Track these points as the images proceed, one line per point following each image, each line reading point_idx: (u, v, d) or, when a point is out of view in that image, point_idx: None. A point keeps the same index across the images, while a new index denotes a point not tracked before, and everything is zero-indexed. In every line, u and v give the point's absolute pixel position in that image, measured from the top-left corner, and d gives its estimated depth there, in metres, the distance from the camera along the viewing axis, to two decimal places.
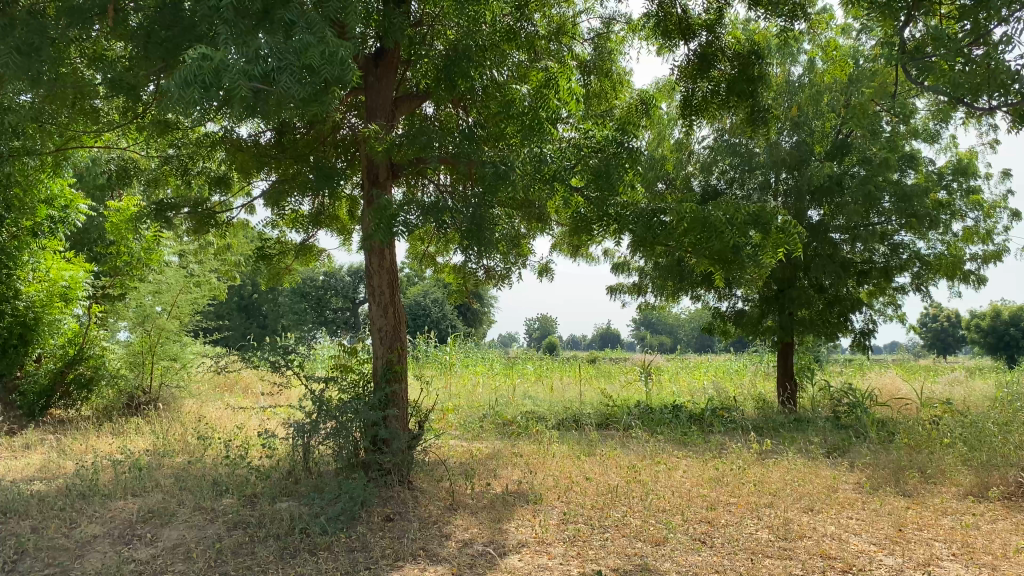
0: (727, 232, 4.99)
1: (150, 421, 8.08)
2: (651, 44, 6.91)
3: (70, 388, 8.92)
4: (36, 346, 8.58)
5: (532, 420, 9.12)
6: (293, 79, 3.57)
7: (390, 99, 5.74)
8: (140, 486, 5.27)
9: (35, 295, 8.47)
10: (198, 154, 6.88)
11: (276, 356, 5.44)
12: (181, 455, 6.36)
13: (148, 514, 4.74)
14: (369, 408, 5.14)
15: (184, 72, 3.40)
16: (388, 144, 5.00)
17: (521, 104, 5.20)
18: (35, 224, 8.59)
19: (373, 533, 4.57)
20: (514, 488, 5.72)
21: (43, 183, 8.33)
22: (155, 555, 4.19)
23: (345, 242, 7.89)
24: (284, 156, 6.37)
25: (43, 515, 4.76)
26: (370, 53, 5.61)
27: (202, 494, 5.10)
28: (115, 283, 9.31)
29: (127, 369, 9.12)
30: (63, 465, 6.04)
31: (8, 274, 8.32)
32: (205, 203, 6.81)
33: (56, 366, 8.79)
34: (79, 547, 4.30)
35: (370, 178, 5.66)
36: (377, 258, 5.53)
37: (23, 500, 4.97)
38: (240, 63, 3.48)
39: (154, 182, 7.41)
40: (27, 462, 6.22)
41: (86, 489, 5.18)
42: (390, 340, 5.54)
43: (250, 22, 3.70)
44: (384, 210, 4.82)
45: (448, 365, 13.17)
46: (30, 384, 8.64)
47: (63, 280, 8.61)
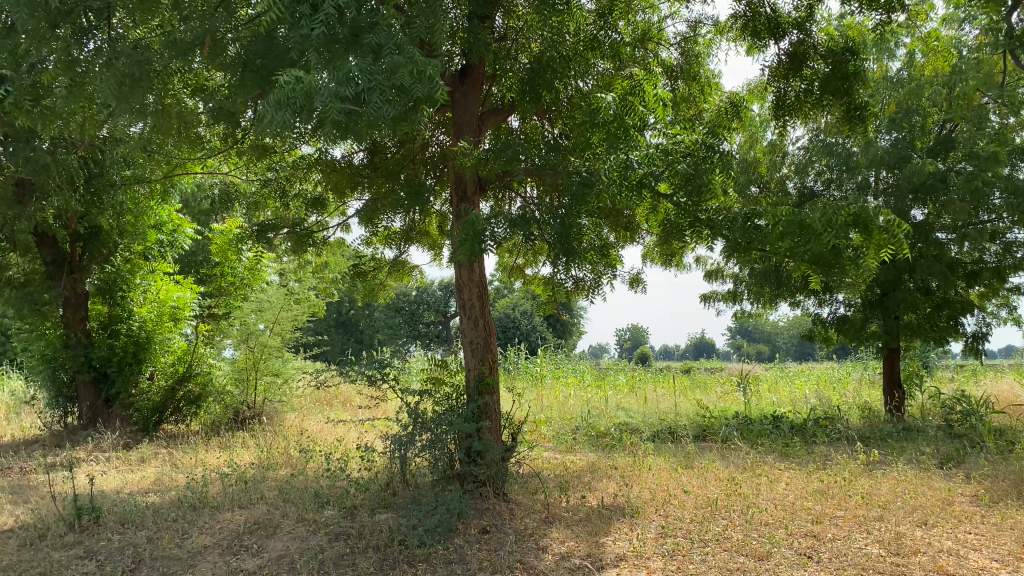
0: (828, 235, 4.66)
1: (256, 435, 8.34)
2: (740, 45, 6.78)
3: (180, 404, 9.26)
4: (149, 364, 8.98)
5: (626, 431, 9.01)
6: (382, 99, 3.63)
7: (477, 114, 5.79)
8: (247, 498, 5.45)
9: (147, 315, 8.99)
10: (294, 176, 7.10)
11: (373, 371, 5.54)
12: (285, 468, 6.55)
13: (254, 526, 4.89)
14: (462, 419, 5.16)
15: (277, 95, 3.57)
16: (475, 158, 5.08)
17: (606, 113, 5.13)
18: (146, 248, 9.17)
19: (470, 545, 4.58)
20: (611, 502, 5.64)
21: (153, 209, 8.96)
22: (261, 565, 4.30)
23: (435, 257, 7.98)
24: (376, 174, 6.50)
25: (158, 526, 4.94)
26: (455, 70, 5.64)
27: (305, 506, 5.23)
28: (220, 303, 9.64)
29: (233, 385, 9.45)
30: (175, 478, 6.30)
31: (123, 296, 8.96)
32: (303, 224, 6.98)
33: (167, 383, 9.12)
34: (191, 557, 4.43)
35: (459, 193, 5.73)
36: (467, 272, 5.58)
37: (138, 511, 5.17)
38: (331, 86, 3.55)
39: (254, 205, 7.73)
40: (142, 475, 6.51)
41: (197, 501, 5.39)
42: (481, 353, 5.57)
43: (340, 46, 3.79)
44: (473, 224, 4.88)
45: (540, 376, 13.14)
46: (145, 400, 8.97)
47: (172, 301, 9.10)
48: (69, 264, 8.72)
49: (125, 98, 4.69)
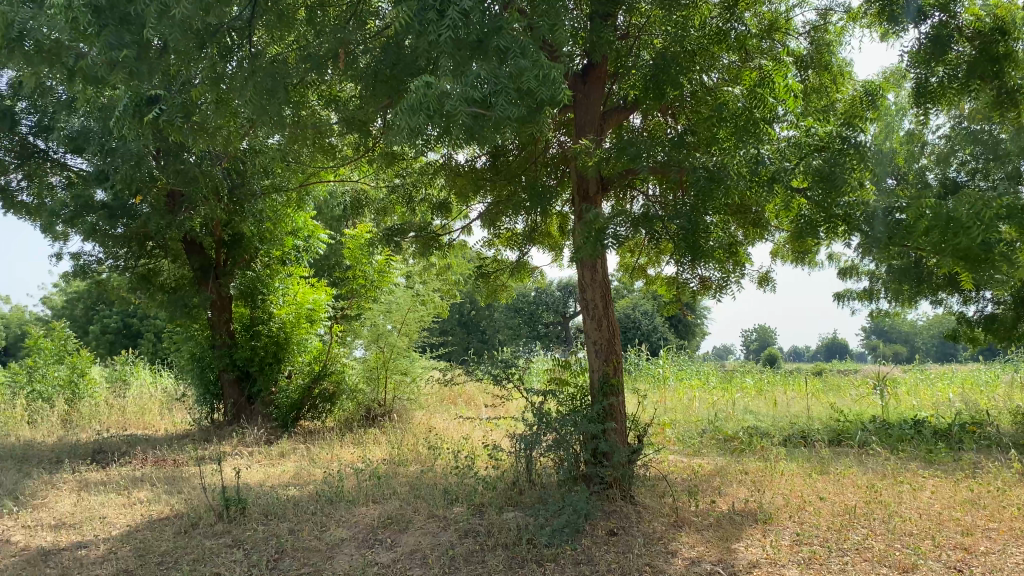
0: (978, 230, 4.34)
1: (386, 432, 8.61)
2: (874, 31, 6.47)
3: (317, 401, 9.64)
4: (287, 364, 9.46)
5: (755, 435, 8.74)
6: (508, 101, 3.76)
7: (599, 113, 5.77)
8: (379, 493, 5.63)
9: (285, 317, 9.38)
10: (421, 181, 7.29)
11: (497, 371, 5.61)
12: (415, 464, 6.73)
13: (387, 520, 5.04)
14: (588, 420, 5.14)
15: (411, 101, 3.79)
16: (596, 157, 5.08)
17: (733, 106, 5.16)
18: (283, 253, 9.57)
19: (598, 547, 4.56)
20: (741, 507, 5.49)
21: (289, 216, 9.30)
22: (395, 559, 4.42)
23: (557, 258, 7.99)
24: (499, 177, 6.57)
25: (299, 518, 5.16)
26: (578, 70, 5.64)
27: (435, 502, 5.35)
28: (352, 304, 10.00)
29: (365, 384, 9.82)
30: (312, 472, 6.59)
31: (263, 299, 9.39)
32: (429, 227, 7.20)
33: (304, 381, 9.53)
34: (330, 549, 4.60)
35: (581, 193, 5.72)
36: (590, 272, 5.57)
37: (280, 504, 5.42)
38: (461, 90, 3.74)
39: (383, 210, 8.06)
40: (282, 469, 6.84)
41: (334, 495, 5.61)
42: (605, 353, 5.53)
43: (466, 52, 3.88)
44: (595, 223, 4.88)
45: (663, 378, 12.93)
46: (283, 398, 9.40)
47: (308, 303, 9.42)
48: (215, 270, 9.23)
49: (264, 110, 4.95)
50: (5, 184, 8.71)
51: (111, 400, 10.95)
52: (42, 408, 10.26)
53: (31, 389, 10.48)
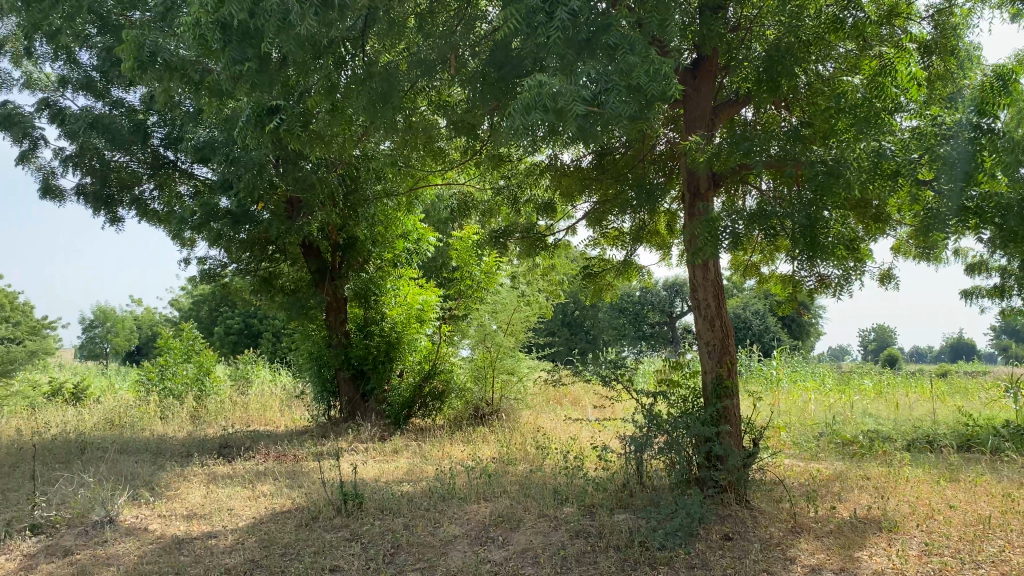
0: None
1: (495, 431, 8.69)
2: (1005, 11, 6.07)
3: (427, 399, 9.82)
4: (398, 363, 9.64)
5: (876, 439, 8.36)
6: (619, 99, 3.71)
7: (711, 108, 5.66)
8: (490, 491, 5.69)
9: (397, 317, 9.62)
10: (526, 181, 7.33)
11: (607, 371, 5.57)
12: (524, 463, 6.77)
13: (499, 518, 5.09)
14: (701, 422, 5.04)
15: (525, 100, 3.78)
16: (706, 154, 4.96)
17: (852, 97, 4.98)
18: (395, 256, 9.82)
19: (713, 551, 4.46)
20: (864, 514, 5.26)
21: (400, 219, 9.51)
22: (508, 557, 4.45)
23: (665, 256, 7.86)
24: (605, 176, 6.46)
25: (413, 513, 5.27)
26: (687, 65, 5.54)
27: (546, 502, 5.37)
28: (459, 305, 10.19)
29: (473, 383, 9.98)
30: (424, 469, 6.73)
31: (376, 300, 9.69)
32: (535, 228, 7.21)
33: (415, 379, 9.71)
34: (443, 545, 4.67)
35: (691, 191, 5.60)
36: (702, 271, 5.44)
37: (395, 500, 5.55)
38: (573, 87, 3.69)
39: (488, 212, 8.16)
40: (395, 466, 7.01)
41: (446, 492, 5.71)
42: (719, 354, 5.41)
43: (574, 51, 3.90)
44: (710, 222, 4.76)
45: (775, 380, 12.53)
46: (395, 396, 9.63)
47: (418, 304, 9.63)
48: (331, 271, 9.54)
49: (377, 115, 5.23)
50: (139, 194, 9.29)
51: (234, 396, 11.49)
52: (172, 403, 10.87)
53: (162, 386, 11.11)
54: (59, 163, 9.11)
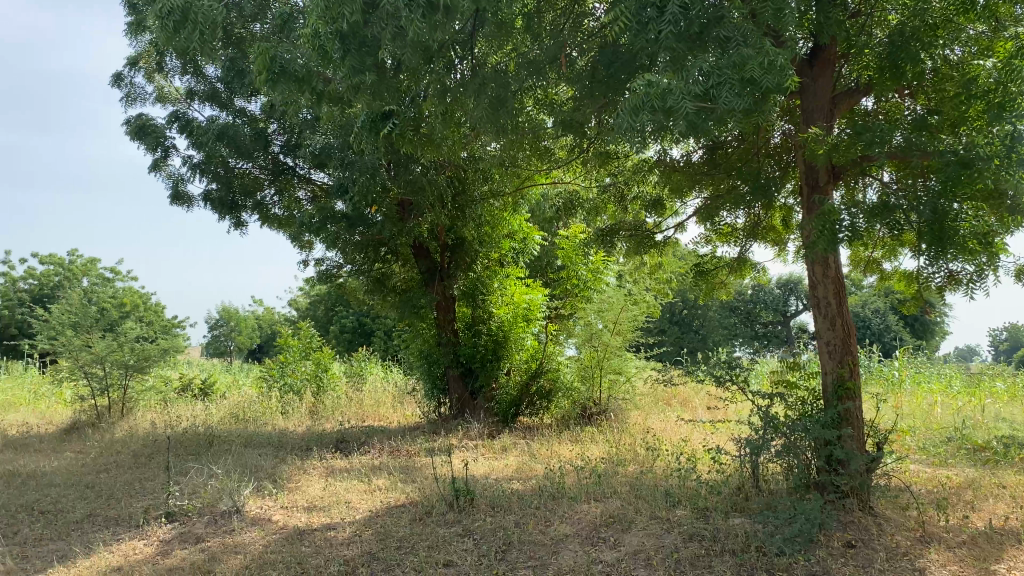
0: None
1: (605, 431, 8.63)
2: None
3: (534, 398, 9.87)
4: (505, 362, 9.64)
5: (1012, 445, 7.85)
6: (732, 93, 3.62)
7: (828, 98, 5.44)
8: (600, 492, 5.65)
9: (504, 316, 9.64)
10: (634, 178, 7.26)
11: (721, 371, 5.44)
12: (634, 464, 6.69)
13: (610, 519, 5.05)
14: (821, 425, 4.86)
15: (634, 100, 3.86)
16: (825, 146, 4.78)
17: (984, 82, 4.67)
18: (501, 254, 9.88)
19: (835, 559, 4.29)
20: (1001, 525, 4.95)
21: (506, 219, 9.51)
22: (620, 558, 4.40)
23: (779, 253, 7.61)
24: (718, 171, 6.33)
25: (523, 512, 5.29)
26: (804, 55, 5.34)
27: (657, 504, 5.28)
28: (565, 304, 10.24)
29: (580, 382, 9.94)
30: (533, 468, 6.75)
31: (483, 299, 9.76)
32: (643, 226, 7.11)
33: (522, 378, 9.77)
34: (555, 544, 4.67)
35: (810, 184, 5.41)
36: (821, 268, 5.23)
37: (506, 497, 5.60)
38: (683, 84, 3.69)
39: (595, 210, 8.13)
40: (505, 464, 7.06)
41: (556, 491, 5.71)
42: (840, 354, 5.21)
43: (685, 44, 3.86)
44: (827, 214, 4.60)
45: (898, 381, 11.95)
46: (504, 394, 9.70)
47: (525, 303, 9.61)
48: (440, 272, 9.73)
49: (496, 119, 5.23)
50: (260, 199, 9.70)
51: (349, 393, 11.86)
52: (292, 400, 11.32)
53: (282, 382, 11.59)
54: (188, 171, 9.64)
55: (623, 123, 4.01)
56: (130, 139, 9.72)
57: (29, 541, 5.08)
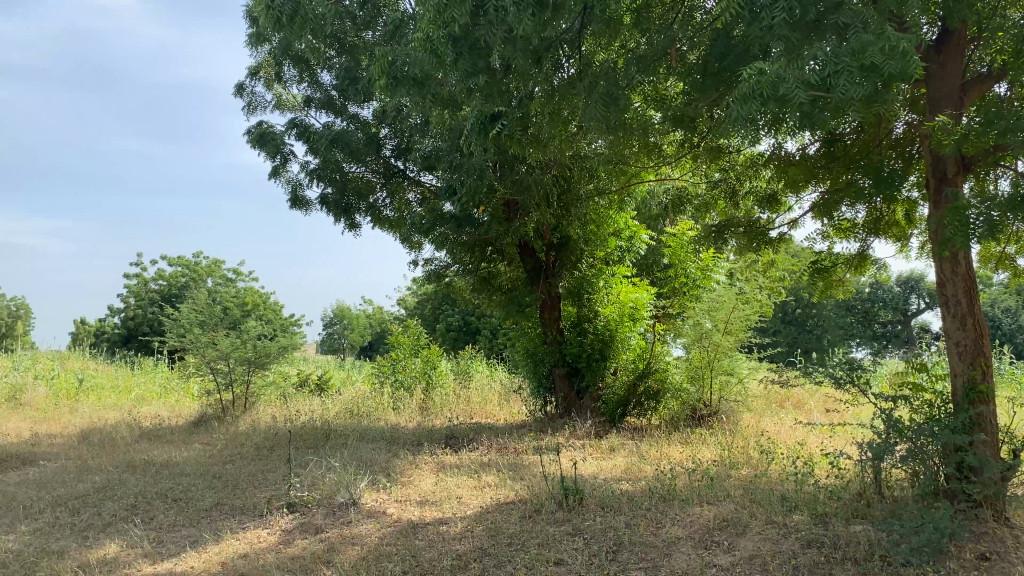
0: None
1: (715, 432, 8.45)
2: None
3: (642, 399, 9.64)
4: (612, 361, 9.65)
5: None
6: (851, 81, 3.48)
7: (958, 85, 5.13)
8: (713, 495, 5.53)
9: (610, 315, 9.61)
10: (746, 174, 7.09)
11: (841, 372, 5.25)
12: (747, 467, 6.53)
13: (723, 522, 4.95)
14: (950, 430, 4.61)
15: (745, 89, 3.73)
16: (953, 137, 4.56)
17: None
18: (607, 253, 9.83)
19: (967, 571, 4.05)
20: None
21: (612, 217, 9.50)
22: (734, 563, 4.30)
23: (902, 249, 7.27)
24: (835, 165, 6.08)
25: (633, 513, 5.24)
26: (930, 41, 5.08)
27: (773, 508, 5.14)
28: (673, 303, 10.22)
29: (689, 383, 9.60)
30: (643, 469, 6.69)
31: (589, 298, 9.74)
32: (756, 223, 6.90)
33: (629, 378, 9.64)
34: (667, 546, 4.60)
35: (937, 176, 5.12)
36: (950, 264, 4.95)
37: (616, 497, 5.56)
38: (797, 72, 3.56)
39: (704, 207, 7.98)
40: (614, 464, 7.02)
41: (667, 493, 5.63)
42: (971, 356, 4.92)
43: (801, 34, 3.75)
44: (958, 209, 4.39)
45: None
46: (610, 394, 9.65)
47: (631, 302, 9.56)
48: (545, 270, 9.77)
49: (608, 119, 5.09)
50: (373, 201, 10.00)
51: (457, 390, 12.04)
52: (402, 396, 11.59)
53: (393, 379, 11.89)
54: (306, 176, 10.02)
55: (734, 113, 3.90)
56: (252, 147, 10.19)
57: (164, 527, 5.40)
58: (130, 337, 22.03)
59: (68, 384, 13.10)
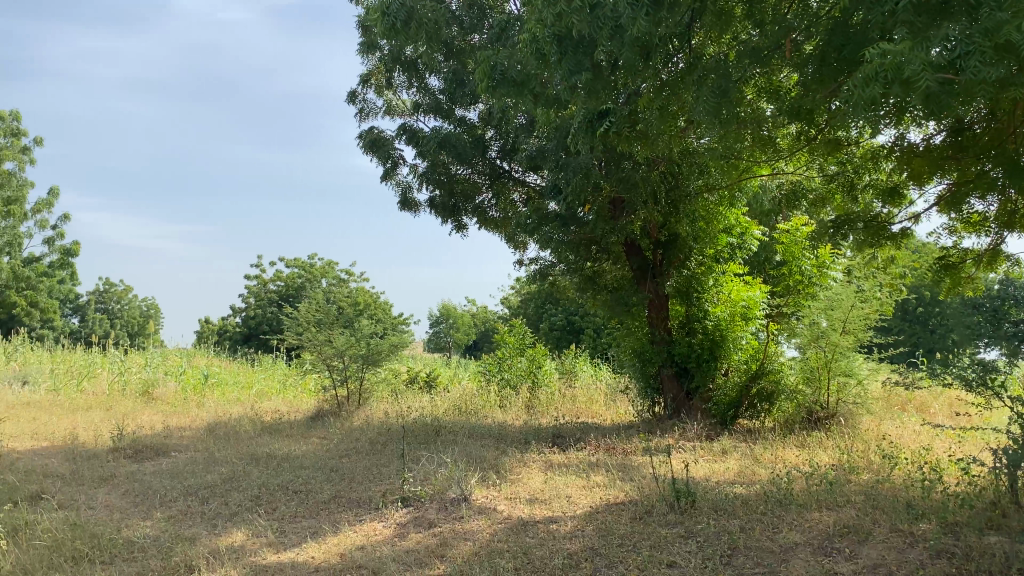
0: None
1: (832, 436, 8.15)
2: None
3: (754, 400, 9.48)
4: (723, 362, 9.44)
5: None
6: (983, 62, 3.27)
7: None
8: (832, 501, 5.34)
9: (721, 314, 9.43)
10: (864, 167, 6.81)
11: (972, 375, 4.98)
12: (869, 472, 6.26)
13: (844, 529, 4.76)
14: None
15: (867, 73, 3.56)
16: None
17: None
18: (717, 251, 9.63)
19: None
20: None
21: (722, 215, 9.33)
22: (856, 571, 4.13)
23: None
24: (964, 154, 5.71)
25: (748, 517, 5.12)
26: None
27: (898, 516, 4.91)
28: (789, 301, 9.72)
29: (804, 384, 9.31)
30: (757, 472, 6.52)
31: (699, 297, 9.60)
32: (876, 218, 6.60)
33: (741, 379, 9.49)
34: (784, 552, 4.47)
35: None
36: None
37: (729, 500, 5.44)
38: (923, 55, 3.37)
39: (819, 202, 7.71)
40: (726, 467, 6.86)
41: (783, 497, 5.47)
42: None
43: (928, 17, 3.57)
44: None
45: None
46: (722, 395, 9.51)
47: (743, 301, 9.36)
48: (653, 269, 9.67)
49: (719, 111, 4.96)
50: (479, 203, 10.18)
51: (563, 389, 12.06)
52: (509, 394, 11.69)
53: (500, 377, 12.01)
54: (415, 179, 10.25)
55: (855, 99, 3.71)
56: (363, 152, 10.48)
57: (286, 517, 5.63)
58: (251, 335, 23.07)
59: (195, 379, 13.84)
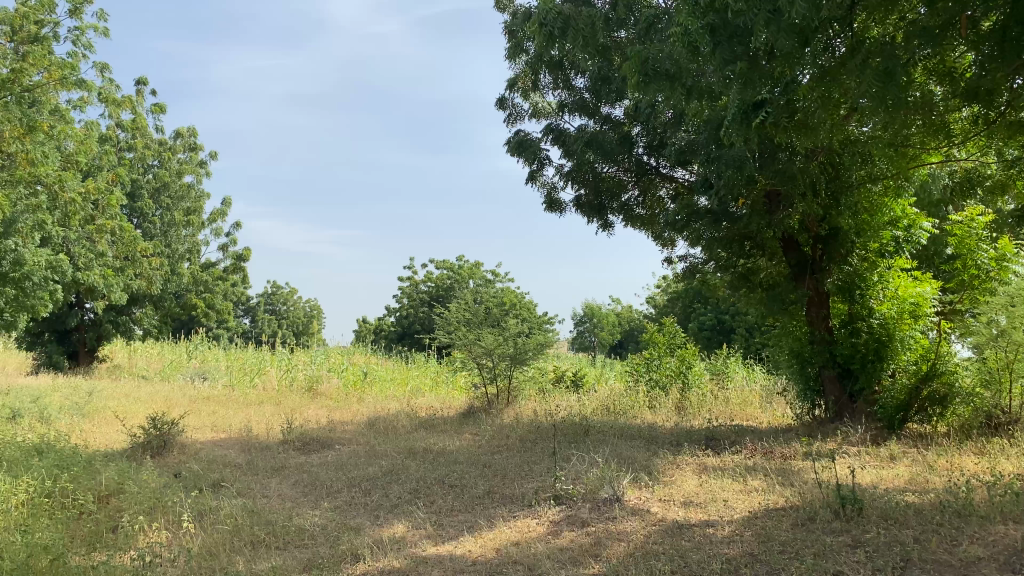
0: None
1: (1016, 443, 7.51)
2: None
3: (926, 404, 8.82)
4: (890, 363, 8.88)
5: None
6: None
7: None
8: (1020, 513, 4.91)
9: (887, 312, 8.90)
10: None
11: None
12: None
13: None
14: None
15: None
16: None
17: None
18: (882, 245, 9.12)
19: None
20: None
21: (887, 206, 8.85)
22: None
23: None
24: None
25: (923, 527, 4.80)
26: None
27: None
28: (963, 298, 9.03)
29: (983, 387, 8.60)
30: (930, 480, 6.11)
31: (862, 294, 9.12)
32: None
33: (911, 381, 8.84)
34: (965, 566, 4.16)
35: None
36: None
37: (900, 509, 5.12)
38: None
39: (999, 190, 7.13)
40: (896, 473, 6.47)
41: (962, 507, 5.10)
42: None
43: None
44: None
45: None
46: (889, 398, 8.90)
47: (911, 298, 8.78)
48: (812, 265, 9.34)
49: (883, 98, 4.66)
50: (626, 200, 10.13)
51: (716, 390, 11.76)
52: (660, 395, 11.52)
53: (649, 376, 11.86)
54: (560, 179, 10.28)
55: None
56: (510, 155, 10.64)
57: (443, 510, 5.80)
58: (404, 334, 23.94)
59: (354, 376, 14.51)
